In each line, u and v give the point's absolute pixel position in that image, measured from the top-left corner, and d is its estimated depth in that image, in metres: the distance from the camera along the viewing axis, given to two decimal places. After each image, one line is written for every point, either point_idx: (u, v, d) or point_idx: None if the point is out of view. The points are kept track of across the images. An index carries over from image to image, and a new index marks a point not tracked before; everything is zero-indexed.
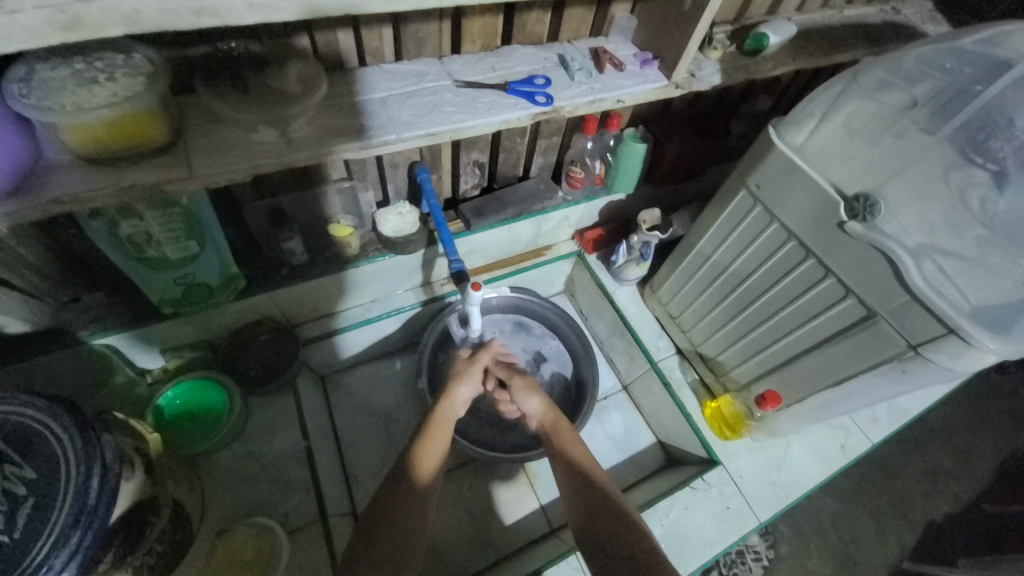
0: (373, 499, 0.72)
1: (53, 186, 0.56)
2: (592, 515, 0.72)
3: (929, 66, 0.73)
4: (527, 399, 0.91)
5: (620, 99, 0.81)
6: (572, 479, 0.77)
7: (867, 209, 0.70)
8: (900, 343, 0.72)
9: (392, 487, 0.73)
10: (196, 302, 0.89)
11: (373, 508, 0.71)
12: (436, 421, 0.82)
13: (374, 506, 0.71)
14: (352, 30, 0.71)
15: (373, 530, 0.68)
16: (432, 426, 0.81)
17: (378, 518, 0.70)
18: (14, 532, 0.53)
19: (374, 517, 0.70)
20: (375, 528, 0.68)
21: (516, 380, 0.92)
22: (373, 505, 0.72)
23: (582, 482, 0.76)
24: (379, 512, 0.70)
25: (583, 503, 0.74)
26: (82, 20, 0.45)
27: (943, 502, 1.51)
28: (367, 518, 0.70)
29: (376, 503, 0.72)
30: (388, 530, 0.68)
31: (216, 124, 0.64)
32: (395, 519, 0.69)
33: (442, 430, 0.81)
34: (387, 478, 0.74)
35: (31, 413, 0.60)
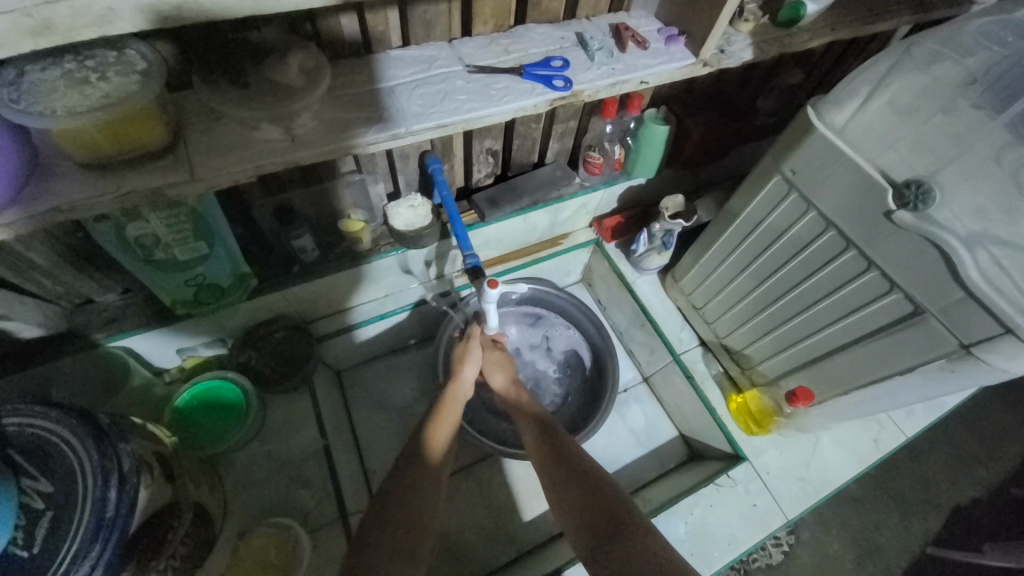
0: (383, 484, 0.70)
1: (52, 194, 0.54)
2: (573, 493, 0.71)
3: (988, 36, 0.66)
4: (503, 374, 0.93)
5: (643, 79, 0.75)
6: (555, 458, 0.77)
7: (919, 197, 0.64)
8: (949, 341, 0.67)
9: (404, 477, 0.70)
10: (208, 302, 0.87)
11: (384, 490, 0.69)
12: (444, 405, 0.83)
13: (385, 493, 0.69)
14: (356, 15, 0.66)
15: (385, 515, 0.65)
16: (441, 409, 0.83)
17: (392, 501, 0.67)
18: (34, 547, 0.52)
19: (384, 500, 0.67)
20: (386, 510, 0.66)
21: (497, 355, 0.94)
22: (384, 491, 0.69)
23: (565, 462, 0.76)
24: (390, 494, 0.68)
25: (565, 481, 0.73)
26: (53, 24, 0.42)
27: (971, 487, 1.46)
28: (379, 503, 0.67)
29: (388, 489, 0.69)
30: (400, 513, 0.66)
31: (216, 122, 0.61)
32: (407, 505, 0.67)
33: (449, 416, 0.82)
34: (399, 466, 0.72)
35: (45, 424, 0.59)
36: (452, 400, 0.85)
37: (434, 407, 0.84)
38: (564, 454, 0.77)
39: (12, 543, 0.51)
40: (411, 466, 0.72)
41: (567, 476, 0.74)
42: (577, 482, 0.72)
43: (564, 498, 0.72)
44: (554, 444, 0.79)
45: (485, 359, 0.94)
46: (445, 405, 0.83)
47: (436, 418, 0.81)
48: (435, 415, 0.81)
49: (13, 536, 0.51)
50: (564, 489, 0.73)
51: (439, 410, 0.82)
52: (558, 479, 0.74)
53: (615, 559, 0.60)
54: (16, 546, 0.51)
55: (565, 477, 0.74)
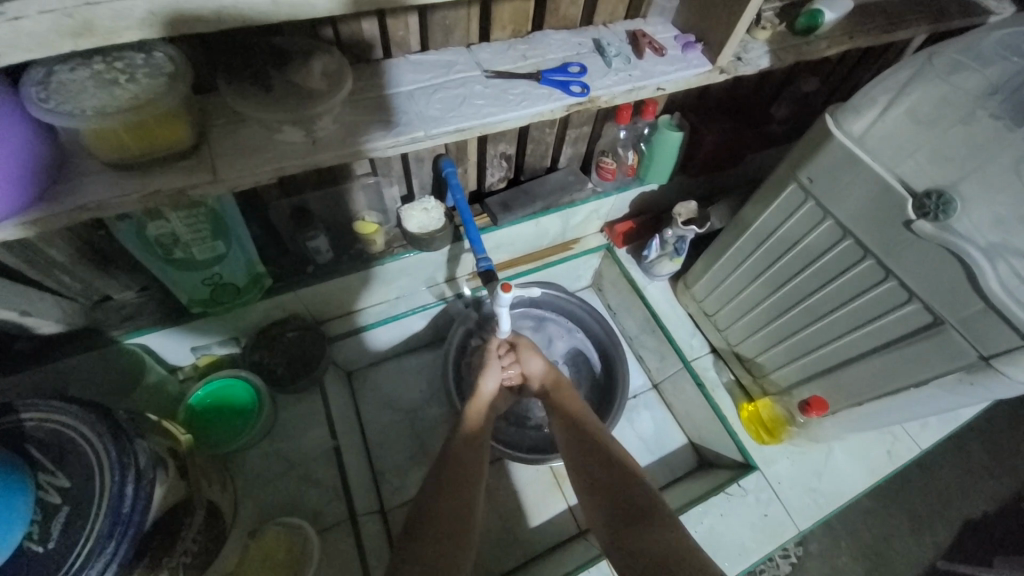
0: (413, 507, 0.71)
1: (79, 193, 0.55)
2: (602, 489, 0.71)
3: (1010, 47, 0.66)
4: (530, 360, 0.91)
5: (659, 86, 0.75)
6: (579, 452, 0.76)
7: (939, 207, 0.63)
8: (968, 352, 0.66)
9: (435, 496, 0.71)
10: (224, 301, 0.88)
11: (415, 513, 0.70)
12: (468, 421, 0.83)
13: (417, 515, 0.69)
14: (377, 20, 0.67)
15: (418, 538, 0.66)
16: (466, 426, 0.82)
17: (422, 525, 0.68)
18: (49, 542, 0.54)
19: (416, 525, 0.68)
20: (418, 534, 0.66)
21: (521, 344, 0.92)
22: (415, 514, 0.70)
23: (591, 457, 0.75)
24: (423, 514, 0.69)
25: (591, 477, 0.73)
26: (91, 25, 0.43)
27: (982, 501, 1.44)
28: (413, 524, 0.68)
29: (418, 510, 0.70)
30: (433, 534, 0.66)
31: (239, 124, 0.62)
32: (437, 524, 0.67)
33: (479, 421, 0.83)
34: (426, 486, 0.73)
35: (64, 419, 0.60)
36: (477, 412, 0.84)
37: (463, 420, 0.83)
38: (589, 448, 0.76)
39: (28, 537, 0.53)
40: (437, 482, 0.73)
41: (593, 471, 0.73)
42: (604, 478, 0.72)
43: (591, 493, 0.72)
44: (581, 434, 0.79)
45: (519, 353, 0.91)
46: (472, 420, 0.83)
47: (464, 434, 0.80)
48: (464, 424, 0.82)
49: (29, 529, 0.54)
50: (592, 484, 0.73)
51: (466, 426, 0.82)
52: (584, 473, 0.74)
53: (646, 549, 0.61)
54: (31, 541, 0.53)
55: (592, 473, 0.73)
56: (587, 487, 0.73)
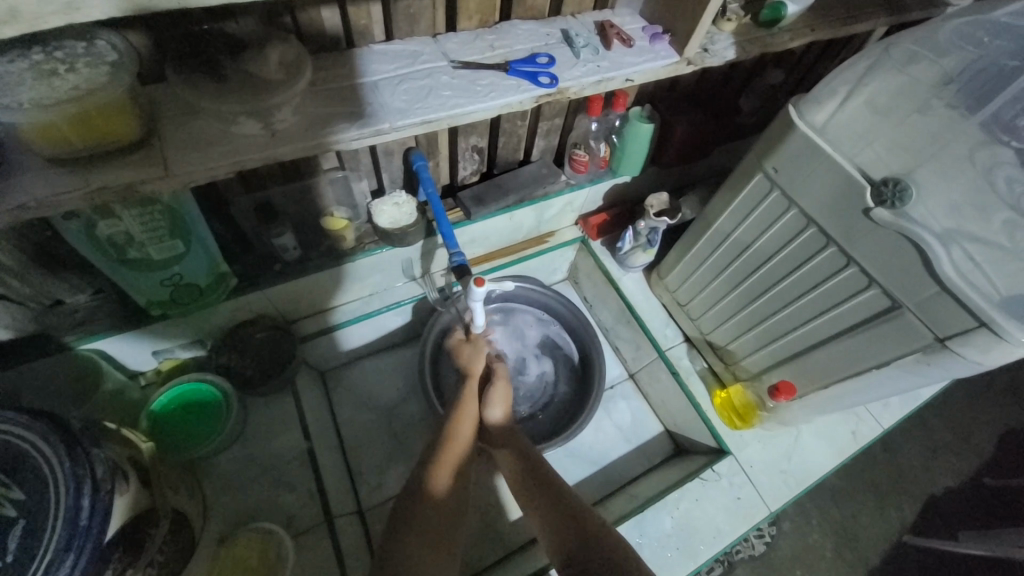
0: (394, 513, 0.69)
1: (19, 191, 0.51)
2: (569, 532, 0.69)
3: (961, 39, 0.68)
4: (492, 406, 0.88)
5: (628, 77, 0.75)
6: (553, 497, 0.74)
7: (895, 194, 0.65)
8: (925, 335, 0.69)
9: (412, 500, 0.70)
10: (185, 302, 0.84)
11: (393, 522, 0.68)
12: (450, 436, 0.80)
13: (394, 521, 0.68)
14: (338, 8, 0.65)
15: (400, 543, 0.65)
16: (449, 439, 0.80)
17: (403, 532, 0.66)
18: (8, 556, 0.51)
19: (393, 536, 0.66)
20: (397, 545, 0.64)
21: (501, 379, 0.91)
22: (393, 521, 0.68)
23: (564, 506, 0.73)
24: (403, 518, 0.68)
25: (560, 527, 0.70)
26: (18, 13, 0.40)
27: (941, 476, 1.51)
28: (392, 533, 0.66)
29: (398, 516, 0.69)
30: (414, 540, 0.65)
31: (192, 116, 0.59)
32: (419, 531, 0.67)
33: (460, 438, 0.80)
34: (405, 492, 0.72)
35: (11, 430, 0.57)
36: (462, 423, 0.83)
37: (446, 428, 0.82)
38: (555, 487, 0.76)
39: None
40: (416, 488, 0.72)
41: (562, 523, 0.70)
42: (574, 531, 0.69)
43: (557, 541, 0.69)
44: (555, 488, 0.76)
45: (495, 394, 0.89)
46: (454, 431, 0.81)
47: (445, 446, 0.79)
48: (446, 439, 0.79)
49: None
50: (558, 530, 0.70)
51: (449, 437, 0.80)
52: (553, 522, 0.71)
53: None
54: None
55: (562, 520, 0.71)
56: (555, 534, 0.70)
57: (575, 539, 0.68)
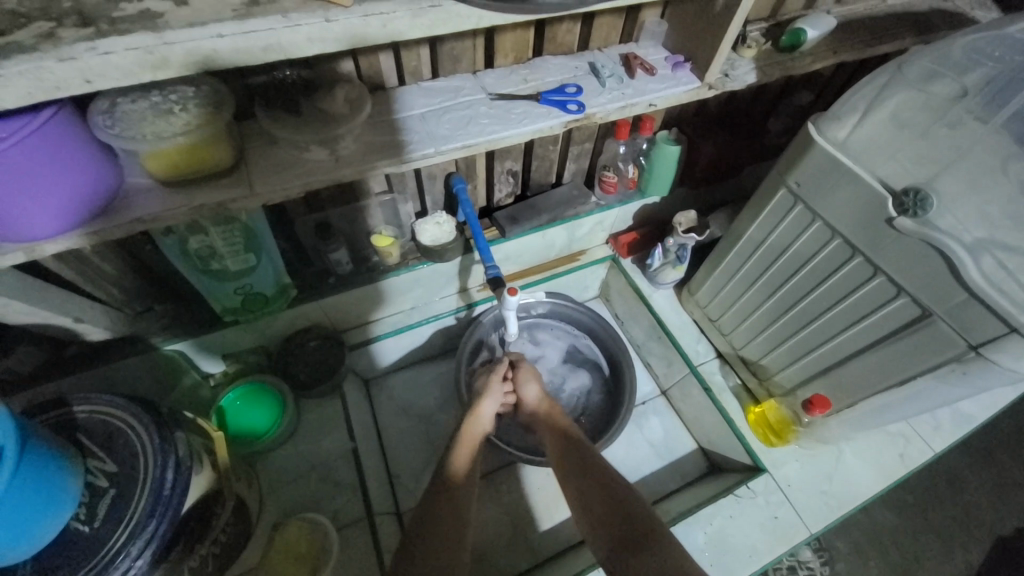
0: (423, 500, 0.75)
1: (134, 207, 0.62)
2: (602, 506, 0.74)
3: (980, 55, 0.70)
4: (527, 384, 0.95)
5: (652, 102, 0.81)
6: (586, 473, 0.79)
7: (917, 203, 0.67)
8: (959, 343, 0.68)
9: (438, 490, 0.76)
10: (253, 309, 0.95)
11: (421, 510, 0.74)
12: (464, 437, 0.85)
13: (423, 512, 0.73)
14: (392, 53, 0.75)
15: (432, 530, 0.70)
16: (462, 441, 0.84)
17: (434, 518, 0.72)
18: (95, 523, 0.60)
19: (427, 518, 0.72)
20: (428, 530, 0.70)
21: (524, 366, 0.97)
22: (422, 507, 0.74)
23: (597, 482, 0.77)
24: (435, 506, 0.74)
25: (593, 502, 0.75)
26: (168, 61, 0.48)
27: (1015, 516, 1.39)
28: (419, 520, 0.72)
29: (427, 504, 0.74)
30: (439, 525, 0.71)
31: (272, 145, 0.69)
32: (446, 520, 0.72)
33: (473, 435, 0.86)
34: (434, 481, 0.78)
35: (112, 410, 0.67)
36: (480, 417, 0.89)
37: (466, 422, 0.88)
38: (590, 464, 0.80)
39: (76, 517, 0.60)
40: (446, 481, 0.78)
41: (595, 499, 0.75)
42: (606, 504, 0.74)
43: (591, 514, 0.74)
44: (586, 462, 0.80)
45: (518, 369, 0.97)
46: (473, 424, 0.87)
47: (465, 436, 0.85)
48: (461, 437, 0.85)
49: (77, 510, 0.60)
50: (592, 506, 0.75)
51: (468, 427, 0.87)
52: (586, 499, 0.76)
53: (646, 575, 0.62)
54: (79, 520, 0.59)
55: (596, 493, 0.76)
56: (589, 507, 0.75)
57: (609, 513, 0.73)
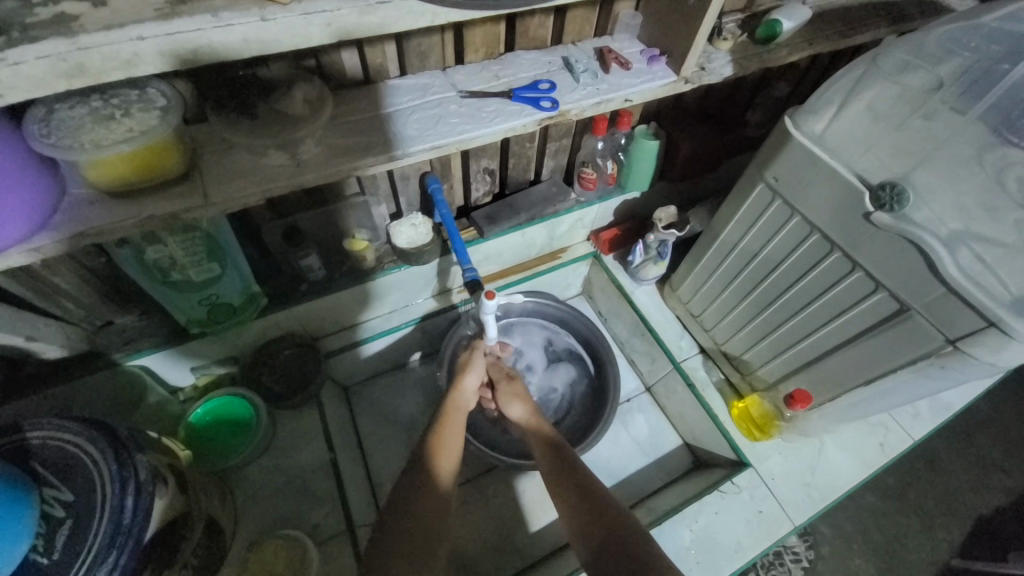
0: (396, 484, 0.73)
1: (79, 220, 0.58)
2: (583, 511, 0.73)
3: (955, 45, 0.69)
4: (511, 406, 0.93)
5: (628, 97, 0.79)
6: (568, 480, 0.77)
7: (893, 198, 0.66)
8: (936, 338, 0.68)
9: (414, 473, 0.74)
10: (221, 320, 0.91)
11: (400, 489, 0.72)
12: (440, 436, 0.80)
13: (400, 489, 0.72)
14: (355, 49, 0.72)
15: (408, 514, 0.68)
16: (438, 439, 0.79)
17: (411, 498, 0.70)
18: (55, 553, 0.54)
19: (408, 499, 0.70)
20: (407, 510, 0.69)
21: (503, 386, 0.95)
22: (400, 484, 0.73)
23: (577, 489, 0.76)
24: (416, 481, 0.72)
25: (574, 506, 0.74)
26: (84, 67, 0.44)
27: (994, 496, 1.42)
28: (395, 498, 0.71)
29: (404, 485, 0.72)
30: (418, 507, 0.69)
31: (228, 150, 0.66)
32: (426, 503, 0.70)
33: (453, 430, 0.82)
34: (407, 468, 0.75)
35: (65, 436, 0.62)
36: (453, 413, 0.85)
37: (437, 419, 0.84)
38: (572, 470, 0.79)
39: (33, 549, 0.54)
40: (417, 473, 0.74)
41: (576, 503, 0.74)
42: (586, 508, 0.73)
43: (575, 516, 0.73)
44: (567, 470, 0.79)
45: (502, 392, 0.94)
46: (447, 419, 0.83)
47: (439, 430, 0.81)
48: (436, 439, 0.79)
49: (34, 542, 0.54)
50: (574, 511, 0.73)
51: (442, 423, 0.83)
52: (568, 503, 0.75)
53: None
54: (36, 553, 0.53)
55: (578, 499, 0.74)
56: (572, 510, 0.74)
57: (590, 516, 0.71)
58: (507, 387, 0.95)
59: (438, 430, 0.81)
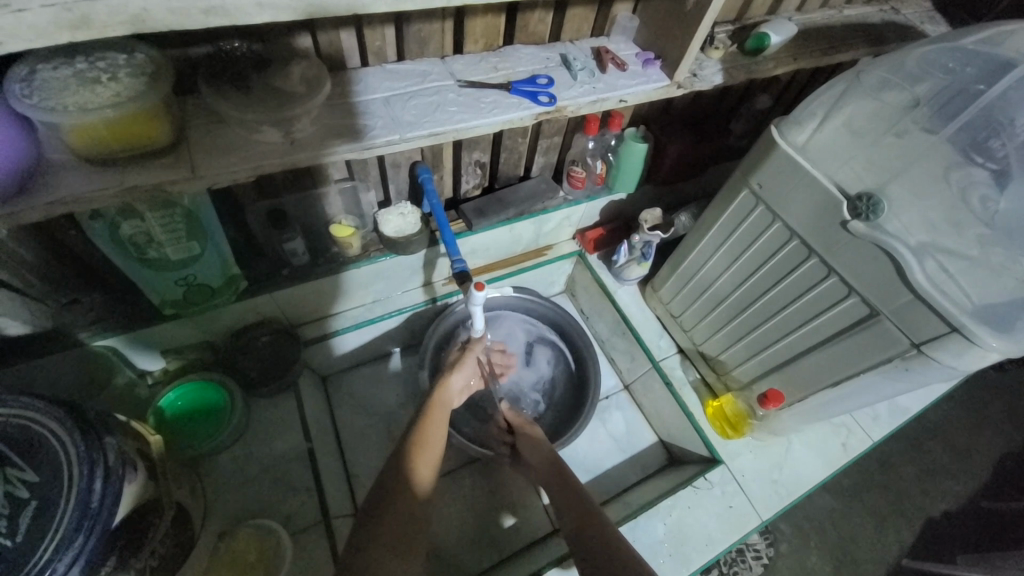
0: (373, 488, 0.71)
1: (57, 187, 0.55)
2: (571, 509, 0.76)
3: (931, 66, 0.73)
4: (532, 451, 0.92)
5: (622, 98, 0.81)
6: (558, 481, 0.81)
7: (869, 208, 0.70)
8: (902, 341, 0.72)
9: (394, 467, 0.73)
10: (197, 303, 0.88)
11: (383, 480, 0.72)
12: (421, 432, 0.79)
13: (384, 478, 0.72)
14: (355, 30, 0.70)
15: (391, 502, 0.68)
16: (419, 436, 0.78)
17: (397, 481, 0.70)
18: (18, 536, 0.52)
19: (389, 492, 0.69)
20: (391, 496, 0.69)
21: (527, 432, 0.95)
22: (383, 475, 0.72)
23: (567, 486, 0.80)
24: (403, 466, 0.72)
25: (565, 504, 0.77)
26: (90, 20, 0.43)
27: (941, 499, 1.51)
28: (379, 483, 0.71)
29: (390, 472, 0.72)
30: (402, 488, 0.70)
31: (219, 124, 0.64)
32: (411, 487, 0.71)
33: (437, 423, 0.82)
34: (388, 466, 0.74)
35: (29, 414, 0.59)
36: (438, 408, 0.84)
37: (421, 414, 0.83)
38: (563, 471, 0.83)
39: None
40: (398, 465, 0.72)
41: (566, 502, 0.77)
42: (574, 505, 0.76)
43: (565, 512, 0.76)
44: (557, 472, 0.83)
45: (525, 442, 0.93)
46: (431, 415, 0.82)
47: (423, 424, 0.80)
48: (417, 436, 0.78)
49: None
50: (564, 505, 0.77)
51: (425, 418, 0.81)
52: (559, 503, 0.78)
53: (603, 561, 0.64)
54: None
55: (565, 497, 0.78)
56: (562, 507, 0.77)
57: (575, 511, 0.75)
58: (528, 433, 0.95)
59: (422, 425, 0.80)
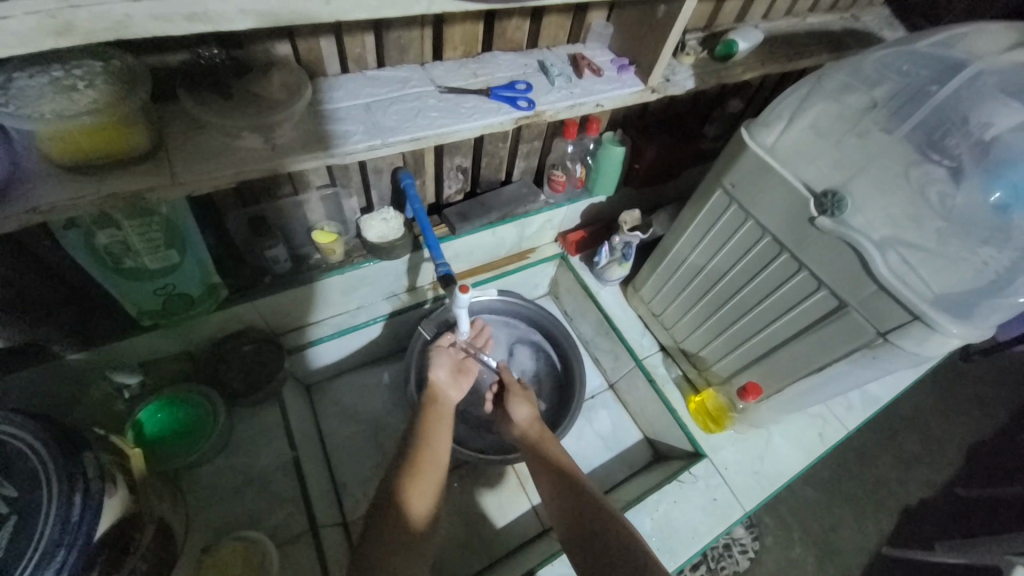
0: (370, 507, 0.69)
1: (31, 195, 0.54)
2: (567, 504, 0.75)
3: (887, 70, 0.78)
4: (519, 407, 0.93)
5: (599, 103, 0.83)
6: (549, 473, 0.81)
7: (834, 205, 0.73)
8: (869, 330, 0.76)
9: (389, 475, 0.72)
10: (176, 312, 0.87)
11: (381, 492, 0.71)
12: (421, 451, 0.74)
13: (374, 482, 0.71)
14: (334, 37, 0.71)
15: (382, 506, 0.68)
16: (416, 458, 0.73)
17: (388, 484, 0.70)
18: None
19: (384, 507, 0.68)
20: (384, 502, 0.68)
21: (514, 388, 0.96)
22: (382, 490, 0.71)
23: (561, 477, 0.79)
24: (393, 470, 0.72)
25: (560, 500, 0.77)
26: (73, 26, 0.43)
27: (916, 487, 1.57)
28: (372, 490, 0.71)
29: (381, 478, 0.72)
30: (394, 492, 0.69)
31: (198, 130, 0.64)
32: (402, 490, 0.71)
33: (435, 434, 0.78)
34: (382, 490, 0.71)
35: (5, 429, 0.57)
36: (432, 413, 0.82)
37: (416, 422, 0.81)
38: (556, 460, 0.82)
39: None
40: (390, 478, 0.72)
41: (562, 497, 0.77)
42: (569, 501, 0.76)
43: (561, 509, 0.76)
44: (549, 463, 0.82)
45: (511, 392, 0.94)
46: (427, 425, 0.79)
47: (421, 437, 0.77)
48: (415, 453, 0.74)
49: None
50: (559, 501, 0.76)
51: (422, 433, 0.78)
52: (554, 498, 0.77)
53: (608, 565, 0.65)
54: None
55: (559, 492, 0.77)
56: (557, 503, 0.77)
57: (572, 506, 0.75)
58: (518, 389, 0.96)
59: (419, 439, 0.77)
